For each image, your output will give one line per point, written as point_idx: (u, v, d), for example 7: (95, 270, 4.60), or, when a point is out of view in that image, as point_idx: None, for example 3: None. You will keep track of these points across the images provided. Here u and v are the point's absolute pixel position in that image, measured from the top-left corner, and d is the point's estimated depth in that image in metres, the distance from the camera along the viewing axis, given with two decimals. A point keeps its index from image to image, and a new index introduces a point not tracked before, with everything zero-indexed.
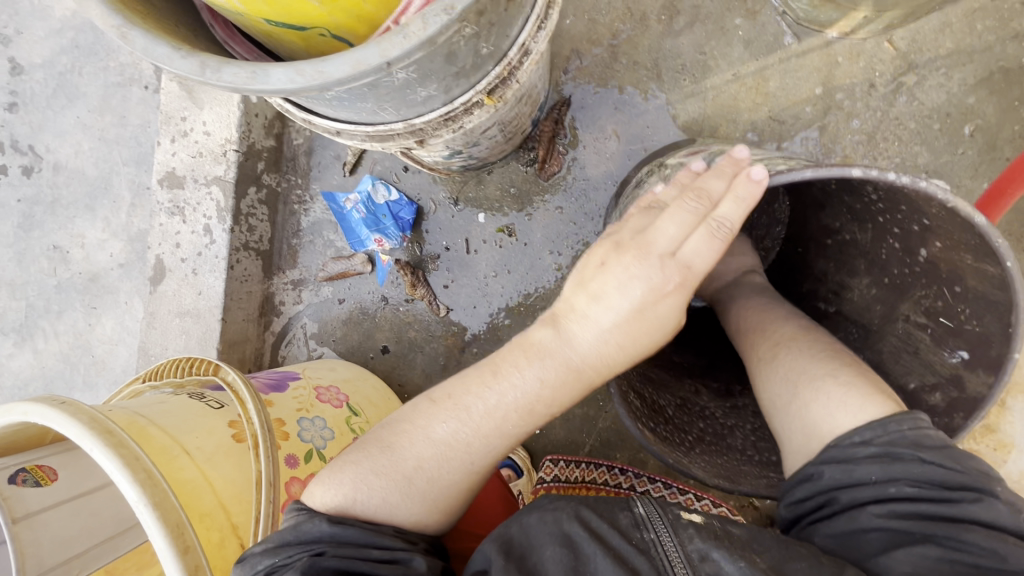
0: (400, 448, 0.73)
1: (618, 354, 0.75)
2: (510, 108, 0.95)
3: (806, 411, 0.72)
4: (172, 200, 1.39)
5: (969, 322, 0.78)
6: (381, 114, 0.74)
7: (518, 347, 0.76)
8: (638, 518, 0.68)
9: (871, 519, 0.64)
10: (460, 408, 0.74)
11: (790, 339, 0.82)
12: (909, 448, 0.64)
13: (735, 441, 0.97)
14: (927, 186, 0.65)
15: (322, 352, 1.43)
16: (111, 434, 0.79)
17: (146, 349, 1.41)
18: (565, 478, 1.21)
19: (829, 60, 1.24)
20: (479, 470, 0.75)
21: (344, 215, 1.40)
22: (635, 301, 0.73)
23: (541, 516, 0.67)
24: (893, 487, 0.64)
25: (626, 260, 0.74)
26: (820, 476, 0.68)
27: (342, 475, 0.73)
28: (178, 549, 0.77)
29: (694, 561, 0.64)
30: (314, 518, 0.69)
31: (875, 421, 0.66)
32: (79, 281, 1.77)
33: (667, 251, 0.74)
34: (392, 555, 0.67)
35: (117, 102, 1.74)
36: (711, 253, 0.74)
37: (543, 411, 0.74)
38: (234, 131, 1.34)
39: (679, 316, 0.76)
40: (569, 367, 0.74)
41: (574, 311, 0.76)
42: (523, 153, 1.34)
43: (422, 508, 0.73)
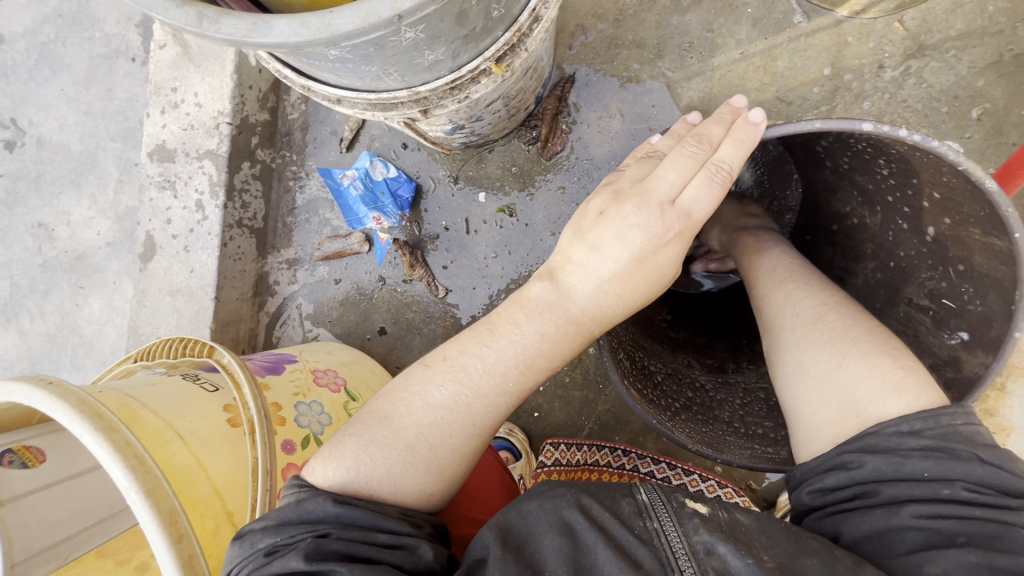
0: (400, 418, 0.71)
1: (619, 305, 0.74)
2: (515, 81, 0.92)
3: (853, 387, 0.69)
4: (163, 174, 1.35)
5: (972, 303, 0.76)
6: (386, 80, 0.71)
7: (514, 304, 0.75)
8: (640, 505, 0.65)
9: (912, 516, 0.59)
10: (457, 368, 0.72)
11: (840, 304, 0.79)
12: (969, 446, 0.61)
13: (723, 413, 0.95)
14: (939, 147, 0.66)
15: (317, 333, 1.40)
16: (100, 417, 0.76)
17: (136, 328, 1.38)
18: (567, 462, 1.21)
19: (838, 40, 1.22)
20: (482, 434, 0.73)
21: (341, 192, 1.36)
22: (635, 250, 0.71)
23: (541, 504, 0.65)
24: (949, 489, 0.59)
25: (626, 210, 0.72)
26: (860, 466, 0.63)
27: (342, 448, 0.71)
28: (171, 538, 0.74)
29: (699, 553, 0.61)
30: (319, 497, 0.66)
31: (927, 412, 0.63)
32: (65, 260, 1.72)
33: (667, 198, 0.72)
34: (399, 540, 0.64)
35: (103, 75, 1.68)
36: (709, 199, 0.72)
37: (544, 365, 0.73)
38: (227, 103, 1.30)
39: (678, 265, 0.74)
40: (569, 321, 0.73)
41: (571, 262, 0.75)
42: (525, 132, 1.31)
43: (426, 479, 0.70)
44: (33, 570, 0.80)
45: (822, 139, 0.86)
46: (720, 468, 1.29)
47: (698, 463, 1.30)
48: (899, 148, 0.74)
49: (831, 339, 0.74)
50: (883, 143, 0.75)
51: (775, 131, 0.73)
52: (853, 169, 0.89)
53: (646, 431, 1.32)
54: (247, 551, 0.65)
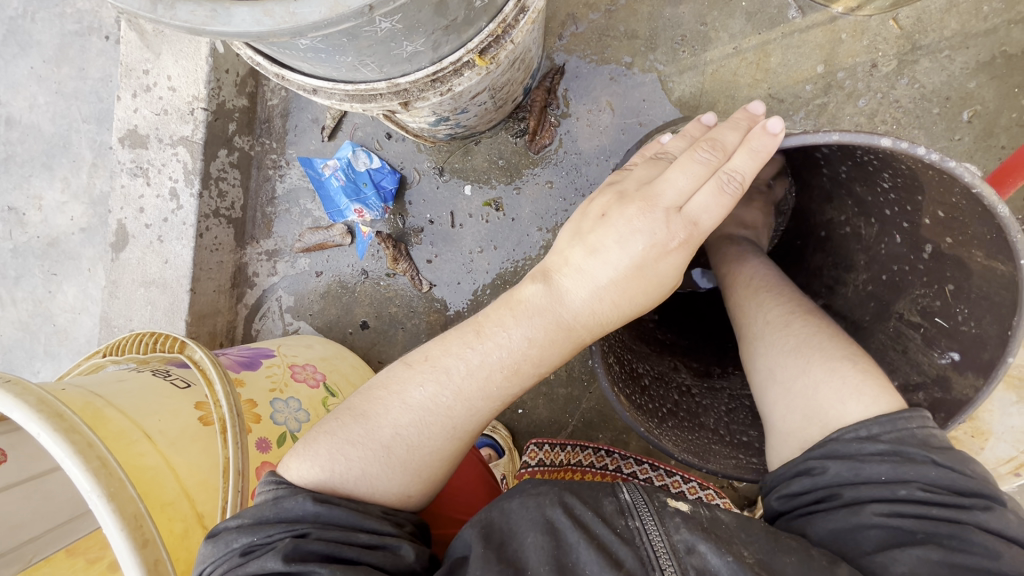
0: (378, 419, 0.69)
1: (613, 312, 0.72)
2: (502, 72, 0.89)
3: (815, 391, 0.69)
4: (135, 160, 1.29)
5: (966, 324, 0.75)
6: (362, 71, 0.68)
7: (504, 305, 0.72)
8: (623, 505, 0.63)
9: (874, 514, 0.59)
10: (439, 370, 0.70)
11: (804, 314, 0.78)
12: (922, 449, 0.60)
13: (708, 420, 0.94)
14: (956, 168, 0.62)
15: (298, 326, 1.37)
16: (62, 419, 0.73)
17: (108, 319, 1.34)
18: (551, 462, 1.18)
19: (832, 37, 1.20)
20: (464, 436, 0.71)
21: (323, 182, 1.33)
22: (637, 256, 0.69)
23: (523, 501, 0.64)
24: (904, 490, 0.59)
25: (629, 213, 0.70)
26: (823, 471, 0.63)
27: (316, 445, 0.68)
28: (135, 543, 0.71)
29: (679, 552, 0.59)
30: (297, 496, 0.64)
31: (884, 416, 0.62)
32: (37, 245, 1.66)
33: (675, 204, 0.70)
34: (380, 540, 0.62)
35: (75, 52, 1.61)
36: (719, 210, 0.70)
37: (530, 370, 0.70)
38: (202, 87, 1.24)
39: (681, 275, 0.72)
40: (560, 326, 0.70)
41: (569, 265, 0.72)
42: (513, 123, 1.28)
43: (404, 480, 0.68)
44: None
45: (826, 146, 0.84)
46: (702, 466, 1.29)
47: (680, 461, 1.30)
48: (898, 159, 0.71)
49: (796, 334, 0.75)
50: (887, 155, 0.72)
51: (793, 142, 0.69)
52: (852, 176, 0.88)
53: (629, 429, 1.31)
54: (222, 551, 0.62)
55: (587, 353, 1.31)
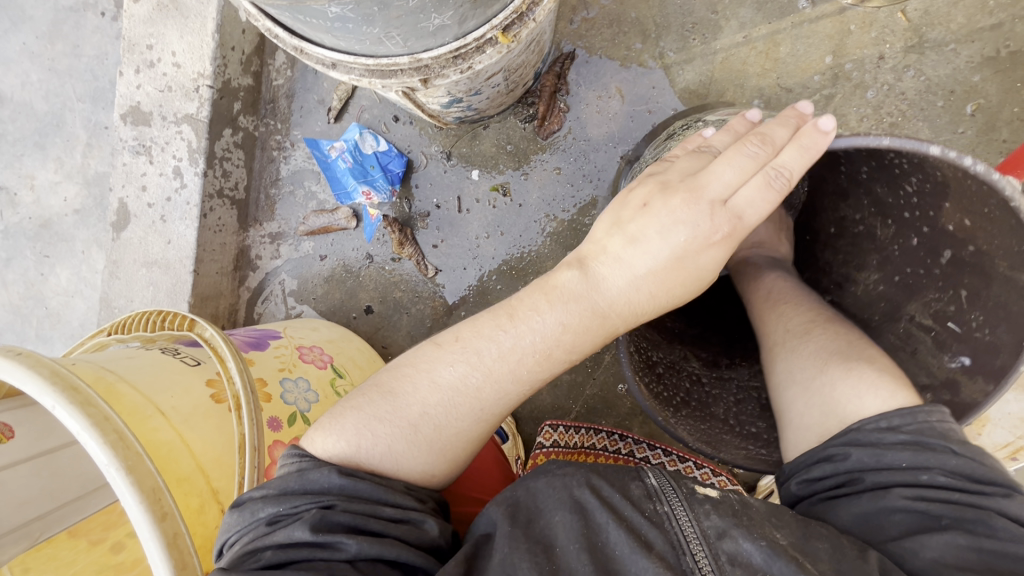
0: (406, 397, 0.69)
1: (650, 302, 0.72)
2: (519, 53, 0.89)
3: (832, 388, 0.70)
4: (137, 137, 1.27)
5: (980, 330, 0.75)
6: (386, 44, 0.67)
7: (538, 291, 0.73)
8: (650, 488, 0.64)
9: (900, 498, 0.60)
10: (469, 351, 0.70)
11: (827, 320, 0.80)
12: (943, 438, 0.61)
13: (718, 409, 0.95)
14: (1001, 181, 0.63)
15: (301, 310, 1.36)
16: (76, 392, 0.72)
17: (108, 300, 1.32)
18: (565, 444, 1.20)
19: (841, 28, 1.21)
20: (490, 420, 0.71)
21: (329, 164, 1.31)
22: (676, 248, 0.70)
23: (550, 481, 0.64)
24: (926, 475, 0.60)
25: (673, 204, 0.70)
26: (844, 458, 0.64)
27: (343, 420, 0.68)
28: (155, 516, 0.70)
29: (710, 537, 0.59)
30: (323, 468, 0.63)
31: (903, 408, 0.64)
32: (29, 226, 1.62)
33: (718, 197, 0.70)
34: (405, 515, 0.63)
35: (68, 29, 1.57)
36: (764, 205, 0.70)
37: (561, 356, 0.70)
38: (208, 64, 1.22)
39: (717, 268, 0.73)
40: (594, 313, 0.71)
41: (605, 253, 0.73)
42: (522, 108, 1.27)
43: (430, 458, 0.68)
44: (5, 547, 0.78)
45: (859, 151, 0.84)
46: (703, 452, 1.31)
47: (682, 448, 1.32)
48: (935, 164, 0.71)
49: (817, 340, 0.77)
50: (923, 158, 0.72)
51: (843, 143, 0.69)
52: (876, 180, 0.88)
53: (633, 415, 1.32)
54: (249, 520, 0.62)
55: None
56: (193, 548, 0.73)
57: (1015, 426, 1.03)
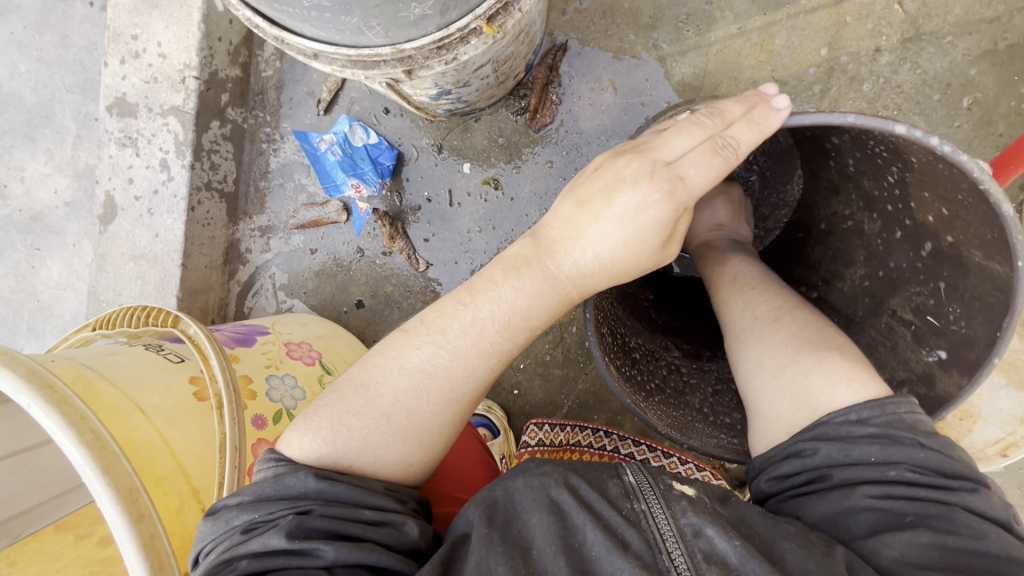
0: (378, 386, 0.68)
1: (593, 265, 0.70)
2: (506, 44, 0.88)
3: (805, 377, 0.68)
4: (123, 129, 1.26)
5: (956, 323, 0.75)
6: (367, 34, 0.66)
7: (496, 266, 0.72)
8: (627, 487, 0.63)
9: (865, 497, 0.59)
10: (434, 332, 0.69)
11: (795, 307, 0.78)
12: (909, 431, 0.60)
13: (693, 399, 0.94)
14: (970, 163, 0.61)
15: (292, 305, 1.35)
16: (53, 389, 0.71)
17: (96, 294, 1.31)
18: (550, 442, 1.19)
19: (837, 19, 1.19)
20: (463, 400, 0.70)
21: (318, 157, 1.30)
22: (620, 208, 0.67)
23: (529, 482, 0.63)
24: (894, 472, 0.59)
25: (620, 165, 0.69)
26: (813, 453, 0.63)
27: (318, 419, 0.67)
28: (130, 517, 0.70)
29: (686, 536, 0.58)
30: (299, 472, 0.62)
31: (873, 401, 0.62)
32: (20, 219, 1.61)
33: (665, 159, 0.68)
34: (385, 517, 0.62)
35: (58, 19, 1.55)
36: (711, 171, 0.68)
37: (521, 325, 0.70)
38: (194, 55, 1.21)
39: (667, 229, 0.68)
40: (548, 280, 0.70)
41: (558, 219, 0.72)
42: (514, 101, 1.26)
43: (407, 448, 0.68)
44: None
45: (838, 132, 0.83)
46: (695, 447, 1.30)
47: (673, 443, 1.31)
48: (908, 145, 0.70)
49: (788, 329, 0.74)
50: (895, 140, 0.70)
51: (799, 120, 0.68)
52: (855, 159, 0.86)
53: (624, 410, 1.32)
54: (223, 529, 0.62)
55: (585, 335, 1.32)
56: (171, 548, 0.73)
57: (1007, 422, 1.03)
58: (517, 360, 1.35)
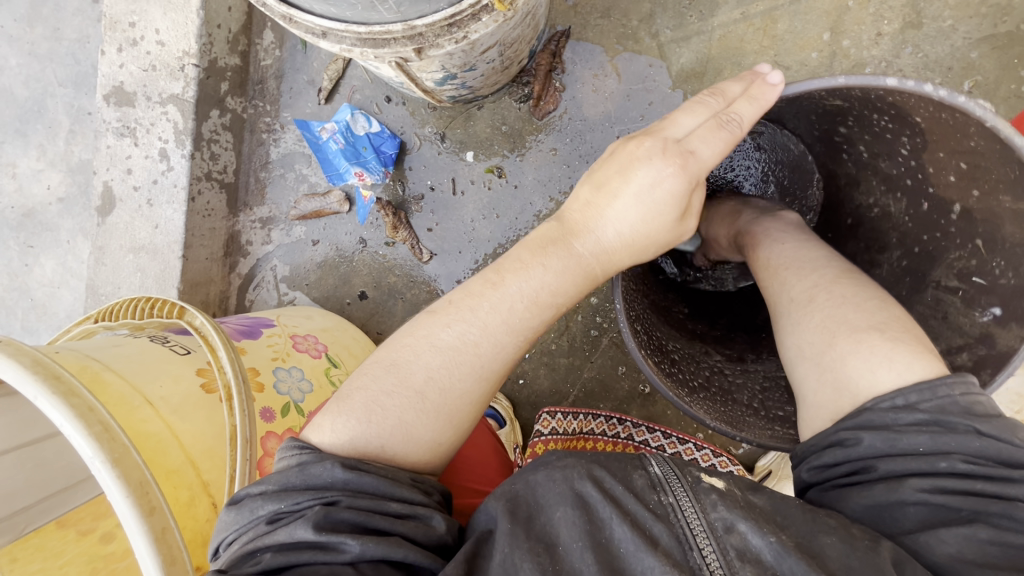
0: (409, 364, 0.67)
1: (616, 242, 0.71)
2: (514, 25, 0.87)
3: (844, 364, 0.64)
4: (121, 119, 1.24)
5: (1004, 276, 0.73)
6: (379, 9, 0.66)
7: (524, 246, 0.72)
8: (653, 479, 0.62)
9: (916, 490, 0.56)
10: (464, 310, 0.68)
11: (832, 283, 0.73)
12: (965, 417, 0.57)
13: (742, 397, 0.91)
14: (967, 102, 0.64)
15: (294, 297, 1.33)
16: (59, 380, 0.70)
17: (94, 287, 1.29)
18: (564, 431, 1.19)
19: (839, 4, 1.19)
20: (492, 379, 0.69)
21: (320, 146, 1.28)
22: (636, 184, 0.68)
23: (549, 474, 0.62)
24: (945, 463, 0.56)
25: (633, 145, 0.70)
26: (856, 442, 0.60)
27: (350, 402, 0.66)
28: (142, 510, 0.68)
29: (717, 530, 0.58)
30: (324, 462, 0.60)
31: (921, 383, 0.59)
32: (12, 216, 1.58)
33: (674, 137, 0.70)
34: (411, 510, 0.60)
35: (49, 12, 1.53)
36: (718, 144, 0.69)
37: (548, 301, 0.69)
38: (194, 43, 1.19)
39: (682, 203, 0.69)
40: (576, 259, 0.70)
41: (578, 201, 0.73)
42: (517, 88, 1.25)
43: (437, 429, 0.66)
44: None
45: (841, 122, 0.89)
46: (702, 434, 1.30)
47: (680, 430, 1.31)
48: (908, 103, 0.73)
49: (823, 309, 0.70)
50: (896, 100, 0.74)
51: (792, 89, 0.73)
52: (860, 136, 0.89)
53: (631, 398, 1.32)
54: (248, 518, 0.60)
55: (590, 323, 1.32)
56: (183, 542, 0.71)
57: (1013, 399, 1.08)
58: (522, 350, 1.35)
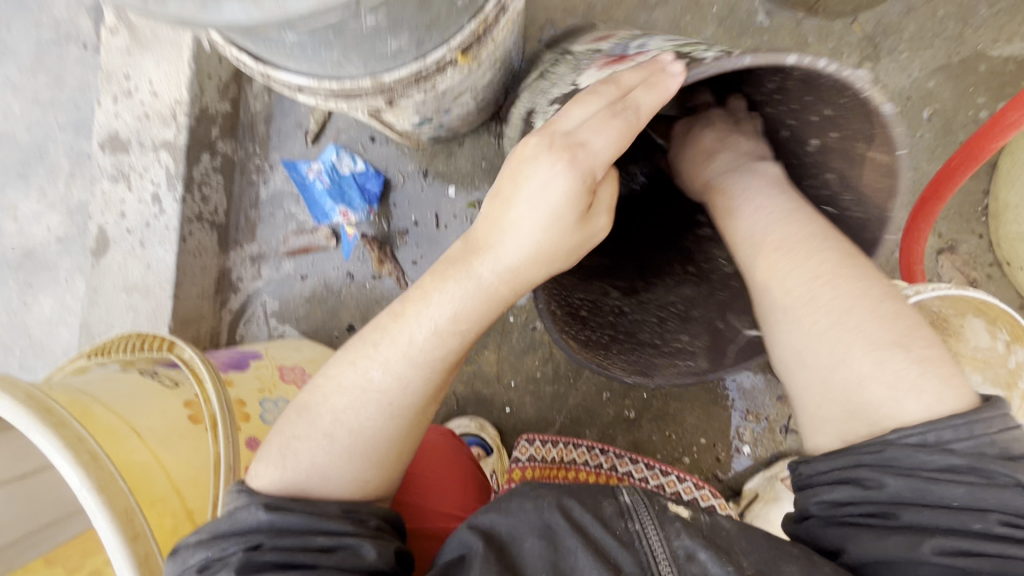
0: (318, 407, 0.70)
1: (519, 257, 0.70)
2: (483, 72, 0.92)
3: (863, 387, 0.64)
4: (116, 165, 1.29)
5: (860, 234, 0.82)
6: (346, 66, 0.71)
7: (435, 270, 0.73)
8: (621, 506, 0.65)
9: (937, 550, 0.56)
10: (369, 344, 0.71)
11: (835, 271, 0.70)
12: (1003, 468, 0.56)
13: (645, 333, 0.96)
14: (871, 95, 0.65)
15: (283, 331, 1.36)
16: (51, 413, 0.73)
17: (88, 327, 1.32)
18: (542, 458, 1.21)
19: (799, 40, 1.25)
20: (403, 414, 0.70)
21: (307, 185, 1.33)
22: (529, 194, 0.68)
23: (523, 503, 0.64)
24: (980, 523, 0.56)
25: (524, 150, 0.70)
26: (879, 486, 0.59)
27: (269, 448, 0.70)
28: (127, 536, 0.71)
29: (680, 559, 0.60)
30: (250, 506, 0.63)
31: (958, 422, 0.58)
32: (12, 256, 1.63)
33: (561, 133, 0.69)
34: (338, 542, 0.62)
35: (51, 61, 1.60)
36: (612, 135, 0.68)
37: (450, 330, 0.70)
38: (186, 92, 1.25)
39: (578, 205, 0.68)
40: (478, 282, 0.70)
41: (486, 221, 0.72)
42: (496, 126, 1.31)
43: (357, 467, 0.69)
44: None
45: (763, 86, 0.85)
46: (688, 459, 1.31)
47: (666, 455, 1.32)
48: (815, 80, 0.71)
49: (825, 309, 0.68)
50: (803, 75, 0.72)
51: (696, 75, 0.65)
52: (777, 106, 0.87)
53: (616, 424, 1.33)
54: (180, 569, 0.62)
55: None
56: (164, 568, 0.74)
57: None
58: (508, 378, 1.37)
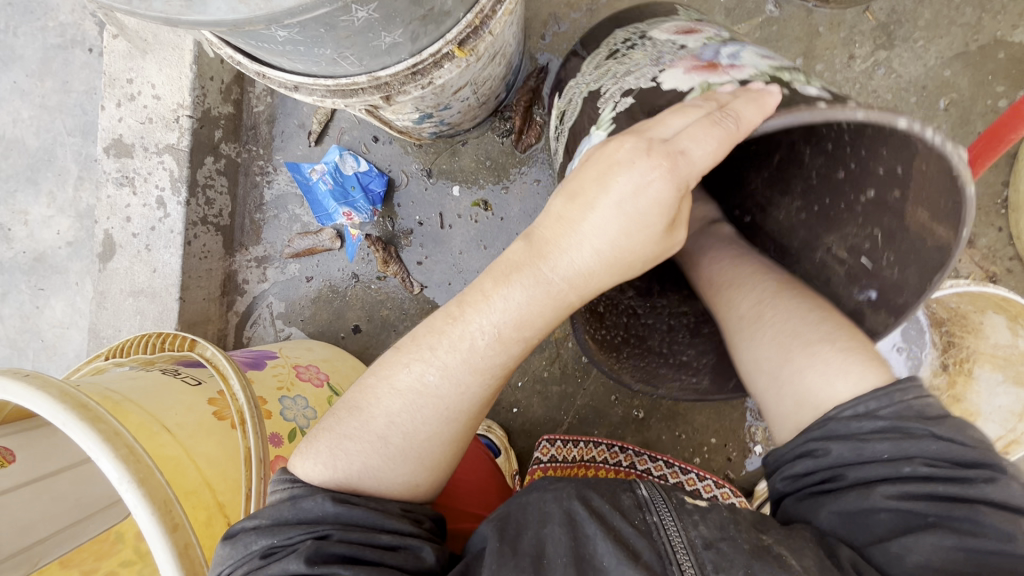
0: (371, 408, 0.68)
1: (593, 260, 0.64)
2: (483, 66, 0.91)
3: (801, 376, 0.65)
4: (121, 169, 1.30)
5: (889, 268, 0.73)
6: (342, 64, 0.70)
7: (489, 274, 0.69)
8: (640, 499, 0.64)
9: (883, 497, 0.56)
10: (425, 349, 0.68)
11: (775, 296, 0.75)
12: (922, 423, 0.57)
13: (656, 340, 0.93)
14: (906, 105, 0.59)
15: (289, 332, 1.36)
16: (87, 408, 0.72)
17: (96, 331, 1.33)
18: (564, 458, 1.21)
19: (809, 29, 1.22)
20: (459, 419, 0.68)
21: (310, 187, 1.32)
22: (616, 195, 0.61)
23: (542, 495, 0.64)
24: (908, 466, 0.56)
25: (611, 148, 0.63)
26: (825, 454, 0.59)
27: (318, 444, 0.68)
28: (166, 527, 0.71)
29: (697, 548, 0.58)
30: (316, 496, 0.63)
31: (878, 391, 0.59)
32: (24, 261, 1.64)
33: (660, 136, 0.62)
34: (402, 541, 0.62)
35: (58, 66, 1.60)
36: (712, 145, 0.61)
37: (513, 336, 0.66)
38: (187, 95, 1.25)
39: (670, 208, 0.62)
40: (544, 285, 0.65)
41: (550, 215, 0.66)
42: (499, 123, 1.29)
43: (411, 471, 0.67)
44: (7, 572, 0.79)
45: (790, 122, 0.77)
46: (698, 459, 1.29)
47: (676, 455, 1.30)
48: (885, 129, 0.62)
49: (773, 322, 0.72)
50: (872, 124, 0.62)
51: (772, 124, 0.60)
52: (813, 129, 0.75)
53: (625, 424, 1.32)
54: (242, 553, 0.62)
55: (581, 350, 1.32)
56: (204, 559, 0.74)
57: (1008, 417, 1.04)
58: (515, 378, 1.36)
